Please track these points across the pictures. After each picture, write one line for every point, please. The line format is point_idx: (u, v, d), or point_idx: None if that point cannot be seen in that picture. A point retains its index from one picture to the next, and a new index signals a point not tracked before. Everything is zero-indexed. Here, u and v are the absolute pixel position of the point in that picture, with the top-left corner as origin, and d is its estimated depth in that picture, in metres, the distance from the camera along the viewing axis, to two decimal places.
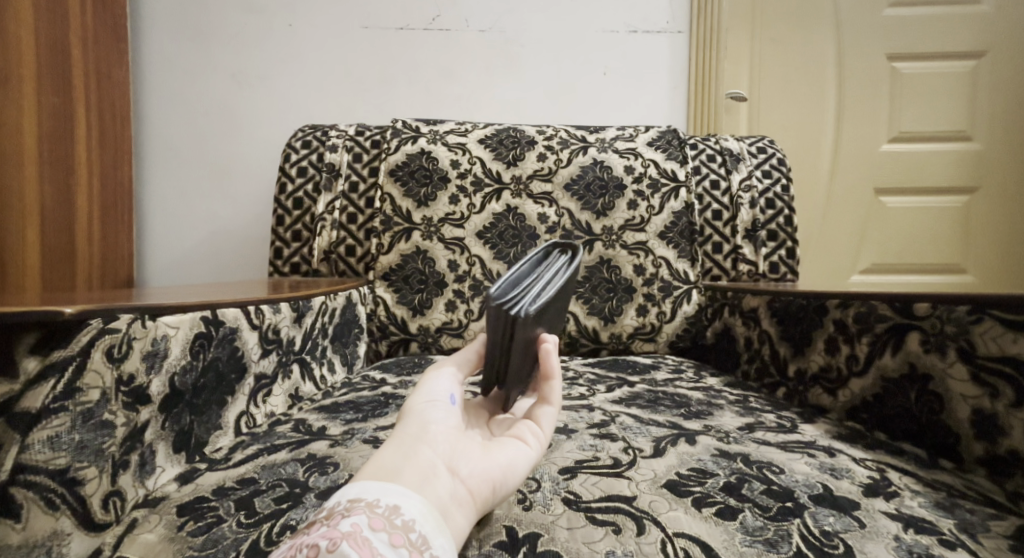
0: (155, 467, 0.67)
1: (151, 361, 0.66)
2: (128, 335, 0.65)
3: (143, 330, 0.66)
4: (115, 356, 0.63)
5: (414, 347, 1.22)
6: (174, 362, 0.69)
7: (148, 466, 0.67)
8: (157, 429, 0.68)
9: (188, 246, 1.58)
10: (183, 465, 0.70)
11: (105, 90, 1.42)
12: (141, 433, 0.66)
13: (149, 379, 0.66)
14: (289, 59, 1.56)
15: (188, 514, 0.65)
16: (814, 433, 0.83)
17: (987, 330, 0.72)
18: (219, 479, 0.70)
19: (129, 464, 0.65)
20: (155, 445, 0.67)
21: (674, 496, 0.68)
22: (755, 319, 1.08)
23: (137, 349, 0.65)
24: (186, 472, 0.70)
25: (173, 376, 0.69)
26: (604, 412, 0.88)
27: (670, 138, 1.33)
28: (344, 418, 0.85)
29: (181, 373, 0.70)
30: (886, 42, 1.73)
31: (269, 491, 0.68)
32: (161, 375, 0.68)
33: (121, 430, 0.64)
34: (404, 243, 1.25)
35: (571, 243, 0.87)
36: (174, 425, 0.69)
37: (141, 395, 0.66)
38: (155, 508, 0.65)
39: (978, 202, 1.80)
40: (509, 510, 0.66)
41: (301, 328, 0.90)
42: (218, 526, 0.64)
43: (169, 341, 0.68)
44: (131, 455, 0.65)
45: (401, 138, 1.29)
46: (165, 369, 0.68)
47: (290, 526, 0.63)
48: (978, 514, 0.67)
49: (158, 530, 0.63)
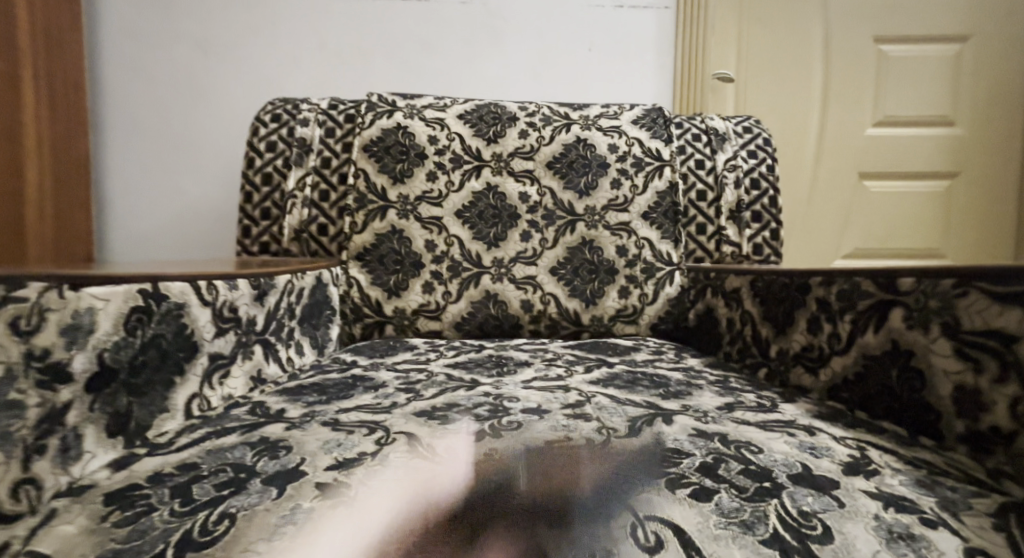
0: (84, 452, 0.63)
1: (71, 336, 0.62)
2: (40, 304, 0.61)
3: (59, 300, 0.62)
4: (21, 328, 0.59)
5: (390, 330, 1.19)
6: (104, 338, 0.65)
7: (75, 451, 0.62)
8: (84, 411, 0.63)
9: (152, 223, 1.53)
10: (119, 450, 0.66)
11: (57, 57, 1.36)
12: (61, 415, 0.61)
13: (70, 356, 0.62)
14: (259, 34, 1.50)
15: (116, 503, 0.60)
16: (794, 413, 0.80)
17: (972, 304, 0.69)
18: (157, 464, 0.65)
19: (47, 448, 0.60)
20: (82, 429, 0.63)
21: (646, 477, 0.65)
22: (737, 299, 1.05)
23: (53, 321, 0.61)
24: (122, 457, 0.66)
25: (101, 352, 0.64)
26: (580, 392, 0.85)
27: (655, 116, 1.29)
28: (307, 401, 0.81)
29: (113, 350, 0.65)
30: (874, 21, 1.70)
31: (212, 477, 0.64)
32: (86, 350, 0.63)
33: (33, 412, 0.59)
34: (379, 222, 1.20)
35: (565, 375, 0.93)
36: (104, 408, 0.65)
37: (60, 373, 0.61)
38: (80, 496, 0.61)
39: (959, 187, 1.78)
40: (470, 494, 0.62)
41: (263, 308, 0.86)
42: (150, 514, 0.59)
43: (96, 314, 0.64)
44: (49, 439, 0.60)
45: (376, 113, 1.24)
46: (92, 345, 0.64)
47: (229, 514, 0.59)
48: (960, 491, 0.64)
49: (79, 521, 0.58)
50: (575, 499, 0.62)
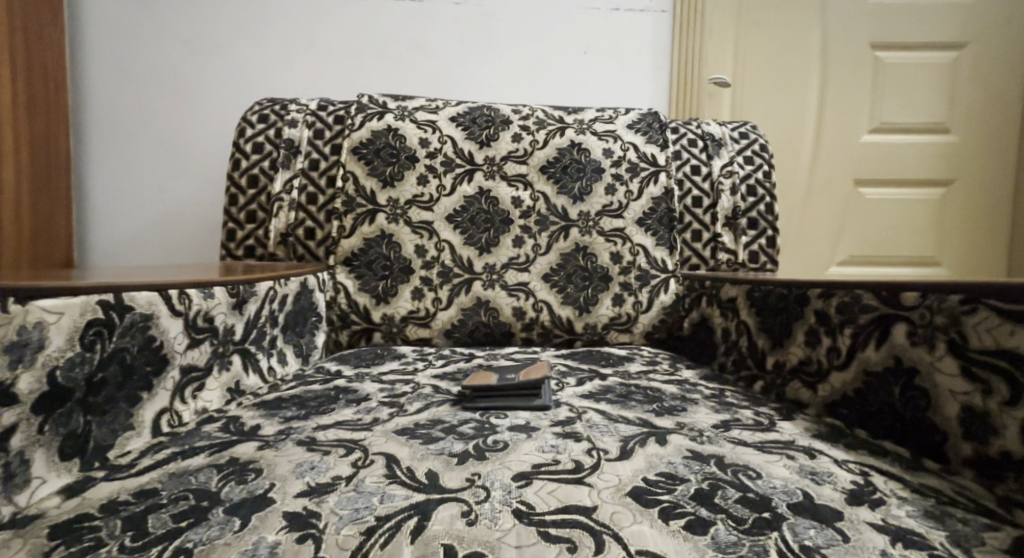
0: (33, 478, 0.60)
1: (16, 354, 0.59)
2: None
3: (6, 317, 0.59)
4: None
5: (378, 337, 1.16)
6: (56, 355, 0.62)
7: (21, 477, 0.60)
8: (31, 435, 0.60)
9: (134, 225, 1.49)
10: (74, 474, 0.63)
11: (36, 55, 1.33)
12: (6, 440, 0.59)
13: (14, 376, 0.59)
14: (246, 32, 1.46)
15: (61, 537, 0.57)
16: (792, 432, 0.77)
17: (982, 322, 0.66)
18: (114, 490, 0.62)
19: None
20: (29, 453, 0.60)
21: (639, 506, 0.61)
22: (733, 309, 1.02)
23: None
24: (77, 482, 0.63)
25: (54, 370, 0.61)
26: (571, 407, 0.81)
27: (651, 121, 1.25)
28: (284, 415, 0.77)
29: (67, 367, 0.62)
30: (872, 28, 1.67)
31: (171, 506, 0.60)
32: (34, 370, 0.60)
33: None
34: (368, 226, 1.17)
35: (554, 383, 0.91)
36: (58, 429, 0.62)
37: (4, 394, 0.59)
38: (26, 528, 0.58)
39: (953, 196, 1.75)
40: (450, 526, 0.59)
41: (242, 316, 0.82)
42: (95, 551, 0.56)
43: (47, 329, 0.61)
44: None
45: (366, 115, 1.21)
46: (40, 363, 0.61)
47: (185, 549, 0.56)
48: (970, 524, 0.61)
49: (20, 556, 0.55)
50: (543, 522, 0.59)
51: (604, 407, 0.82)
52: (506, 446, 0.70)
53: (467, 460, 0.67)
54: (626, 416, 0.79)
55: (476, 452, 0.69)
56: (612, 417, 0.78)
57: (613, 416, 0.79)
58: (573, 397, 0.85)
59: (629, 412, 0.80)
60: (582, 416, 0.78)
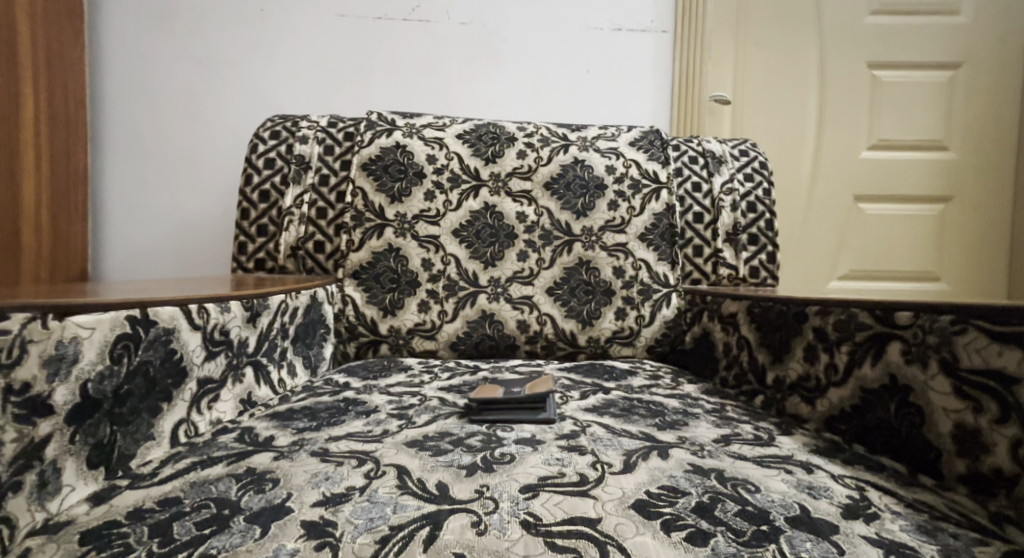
0: (61, 486, 0.62)
1: (54, 367, 0.62)
2: (22, 336, 0.60)
3: (43, 331, 0.61)
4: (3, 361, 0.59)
5: (384, 349, 1.18)
6: (88, 368, 0.64)
7: (51, 487, 0.62)
8: (61, 444, 0.62)
9: (148, 238, 1.51)
10: (99, 483, 0.65)
11: (57, 72, 1.36)
12: (39, 450, 0.61)
13: (51, 388, 0.62)
14: (256, 50, 1.49)
15: (91, 543, 0.59)
16: (791, 447, 0.79)
17: (971, 342, 0.69)
18: (137, 499, 0.64)
19: (21, 486, 0.60)
20: (59, 462, 0.62)
21: (642, 518, 0.63)
22: (734, 324, 1.04)
23: (34, 354, 0.61)
24: (102, 491, 0.65)
25: (84, 383, 0.64)
26: (575, 421, 0.83)
27: (652, 139, 1.28)
28: (296, 426, 0.79)
29: (97, 380, 0.65)
30: (871, 48, 1.70)
31: (193, 514, 0.62)
32: (69, 383, 0.63)
33: (11, 446, 0.59)
34: (376, 240, 1.19)
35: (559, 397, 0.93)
36: (86, 439, 0.64)
37: (37, 405, 0.61)
38: (54, 535, 0.60)
39: (952, 212, 1.77)
40: (460, 535, 0.61)
41: (256, 329, 0.84)
42: None
43: (80, 344, 0.63)
44: (23, 477, 0.60)
45: (375, 132, 1.24)
46: (75, 377, 0.63)
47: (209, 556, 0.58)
48: (962, 539, 0.63)
49: None
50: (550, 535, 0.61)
51: (607, 420, 0.84)
52: (513, 459, 0.72)
53: (474, 473, 0.69)
54: (629, 429, 0.81)
55: (483, 464, 0.71)
56: (615, 430, 0.81)
57: (616, 428, 0.81)
58: (578, 410, 0.88)
59: (631, 426, 0.82)
60: (585, 429, 0.80)
